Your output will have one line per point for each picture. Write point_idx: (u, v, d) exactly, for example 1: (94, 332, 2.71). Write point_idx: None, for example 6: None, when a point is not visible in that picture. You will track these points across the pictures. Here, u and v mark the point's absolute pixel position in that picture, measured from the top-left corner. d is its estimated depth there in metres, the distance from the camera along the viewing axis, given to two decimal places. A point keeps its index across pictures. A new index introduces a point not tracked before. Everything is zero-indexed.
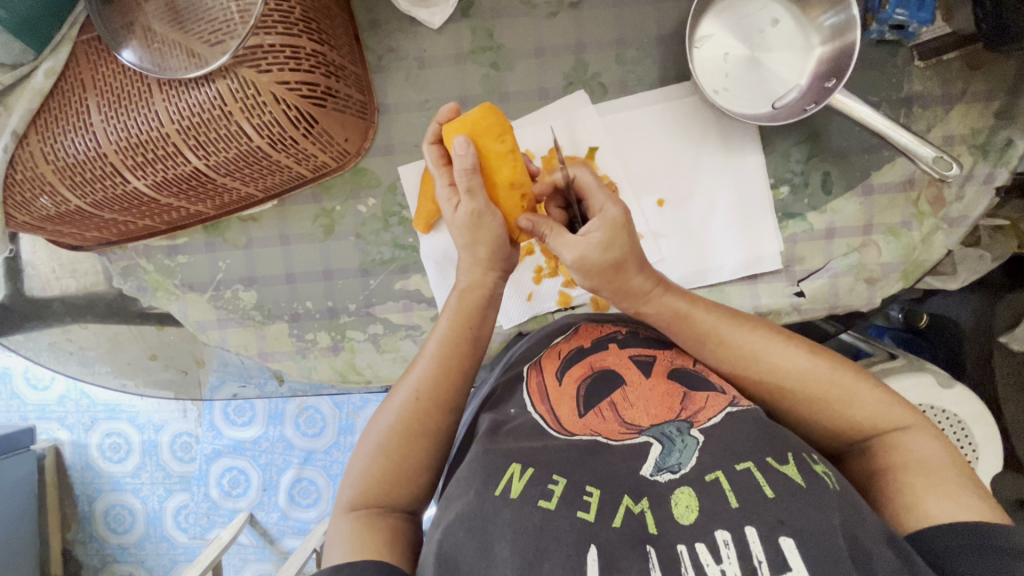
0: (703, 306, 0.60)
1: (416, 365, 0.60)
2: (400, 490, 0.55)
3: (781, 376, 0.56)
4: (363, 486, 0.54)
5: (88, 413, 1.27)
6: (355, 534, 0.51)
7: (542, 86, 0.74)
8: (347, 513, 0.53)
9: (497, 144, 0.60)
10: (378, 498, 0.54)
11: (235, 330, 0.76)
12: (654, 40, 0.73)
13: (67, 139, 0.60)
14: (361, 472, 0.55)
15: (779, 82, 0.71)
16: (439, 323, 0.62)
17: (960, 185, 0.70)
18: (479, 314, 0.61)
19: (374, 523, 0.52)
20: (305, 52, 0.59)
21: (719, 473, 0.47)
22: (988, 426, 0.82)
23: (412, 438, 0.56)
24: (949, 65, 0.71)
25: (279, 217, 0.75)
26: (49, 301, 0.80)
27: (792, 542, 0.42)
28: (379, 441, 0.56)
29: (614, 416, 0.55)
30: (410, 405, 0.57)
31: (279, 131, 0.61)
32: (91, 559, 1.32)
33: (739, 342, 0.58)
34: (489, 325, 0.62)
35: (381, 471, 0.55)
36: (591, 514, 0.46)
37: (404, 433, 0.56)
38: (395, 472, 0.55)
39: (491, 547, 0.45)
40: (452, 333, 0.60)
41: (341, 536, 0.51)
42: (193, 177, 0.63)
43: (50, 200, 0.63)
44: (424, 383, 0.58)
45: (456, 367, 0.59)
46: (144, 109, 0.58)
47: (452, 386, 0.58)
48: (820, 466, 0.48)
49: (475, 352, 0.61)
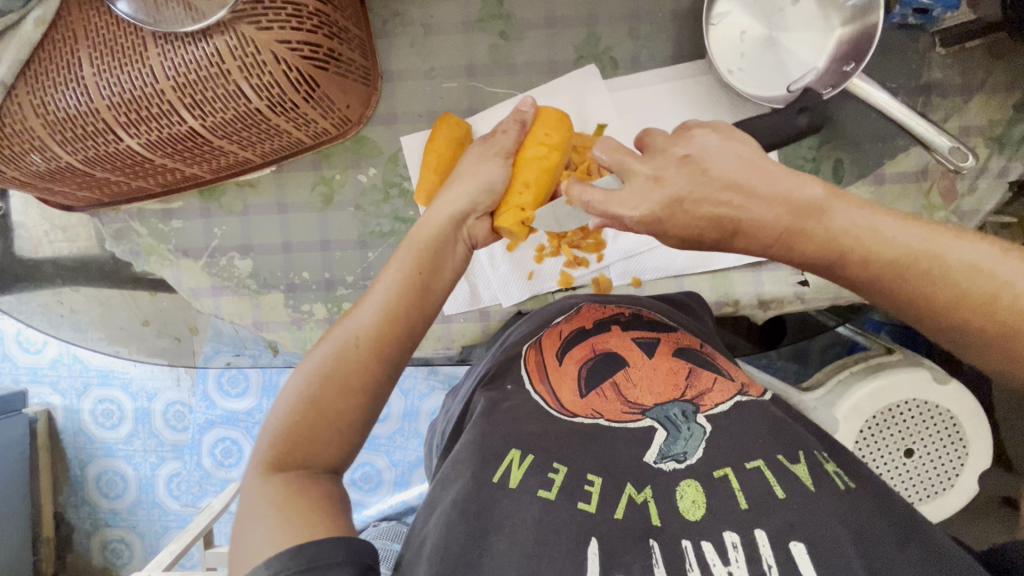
0: (827, 211, 0.44)
1: (356, 312, 0.51)
2: (332, 450, 0.47)
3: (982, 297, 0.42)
4: (286, 444, 0.46)
5: (81, 378, 1.26)
6: (281, 505, 0.43)
7: (552, 59, 0.72)
8: (270, 476, 0.45)
9: (543, 133, 0.62)
10: (306, 462, 0.46)
11: (230, 299, 0.75)
12: (669, 16, 0.71)
13: (60, 93, 0.57)
14: (285, 429, 0.46)
15: (797, 64, 0.69)
16: (389, 269, 0.53)
17: (973, 178, 0.69)
18: (433, 265, 0.54)
19: (304, 490, 0.44)
20: (309, 11, 0.57)
21: (727, 470, 0.47)
22: (981, 422, 0.77)
23: (348, 395, 0.48)
24: (970, 54, 0.68)
25: (277, 184, 0.73)
26: (40, 262, 0.78)
27: (804, 547, 0.41)
28: (307, 392, 0.47)
29: (616, 395, 0.54)
30: (349, 354, 0.48)
31: (279, 93, 0.59)
32: (84, 522, 1.32)
33: (911, 242, 0.43)
34: (443, 280, 0.55)
35: (311, 429, 0.46)
36: (592, 505, 0.46)
37: (340, 389, 0.47)
38: (323, 431, 0.47)
39: (487, 535, 0.45)
40: (404, 280, 0.52)
41: (269, 507, 0.43)
42: (189, 138, 0.61)
43: (41, 156, 0.61)
44: (367, 331, 0.49)
45: (405, 318, 0.51)
46: (139, 64, 0.56)
47: (399, 339, 0.50)
48: (833, 466, 0.48)
49: (426, 309, 0.53)
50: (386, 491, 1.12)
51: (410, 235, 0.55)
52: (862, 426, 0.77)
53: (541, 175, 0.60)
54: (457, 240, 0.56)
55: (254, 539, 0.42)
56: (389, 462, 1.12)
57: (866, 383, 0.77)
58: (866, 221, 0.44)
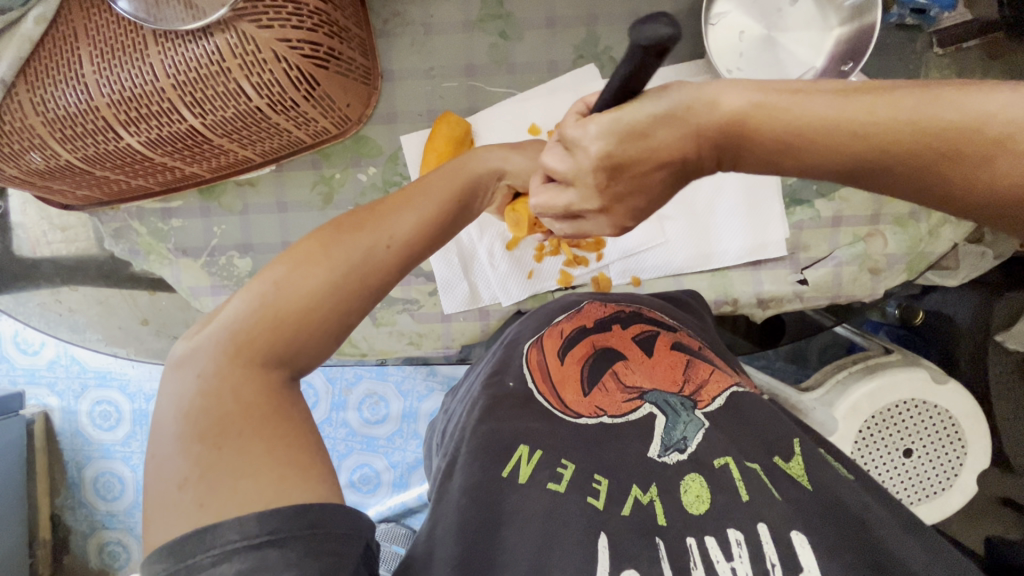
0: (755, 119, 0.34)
1: (387, 212, 0.45)
2: (319, 352, 0.41)
3: (996, 165, 0.32)
4: (265, 334, 0.38)
5: (78, 379, 1.25)
6: (269, 424, 0.37)
7: (551, 58, 0.72)
8: (235, 365, 0.37)
9: None
10: (292, 359, 0.40)
11: (229, 298, 0.75)
12: (668, 16, 0.71)
13: (60, 91, 0.57)
14: (279, 315, 0.38)
15: (795, 63, 0.68)
16: (416, 188, 0.49)
17: None
18: (457, 195, 0.51)
19: (286, 408, 0.38)
20: (309, 10, 0.57)
21: (728, 460, 0.47)
22: (981, 424, 0.78)
23: (357, 301, 0.42)
24: (967, 54, 0.69)
25: (277, 184, 0.73)
26: (39, 262, 0.78)
27: (803, 537, 0.42)
28: (324, 279, 0.40)
29: (616, 386, 0.54)
30: (383, 258, 0.43)
31: (279, 91, 0.59)
32: (80, 525, 1.32)
33: (867, 115, 0.33)
34: (460, 219, 0.52)
35: (310, 328, 0.40)
36: (600, 501, 0.46)
37: (352, 291, 0.41)
38: (308, 331, 0.40)
39: (497, 530, 0.45)
40: (438, 209, 0.48)
41: (252, 426, 0.36)
42: (189, 136, 0.61)
43: (41, 154, 0.61)
44: (400, 233, 0.44)
45: (430, 245, 0.47)
46: (138, 62, 0.56)
47: (416, 260, 0.46)
48: (834, 462, 0.50)
49: (444, 242, 0.49)
50: (384, 492, 1.12)
51: (438, 172, 0.53)
52: (861, 426, 0.76)
53: None
54: (478, 177, 0.54)
55: (223, 467, 0.34)
56: (387, 463, 1.12)
57: (864, 383, 0.77)
58: (805, 107, 0.34)
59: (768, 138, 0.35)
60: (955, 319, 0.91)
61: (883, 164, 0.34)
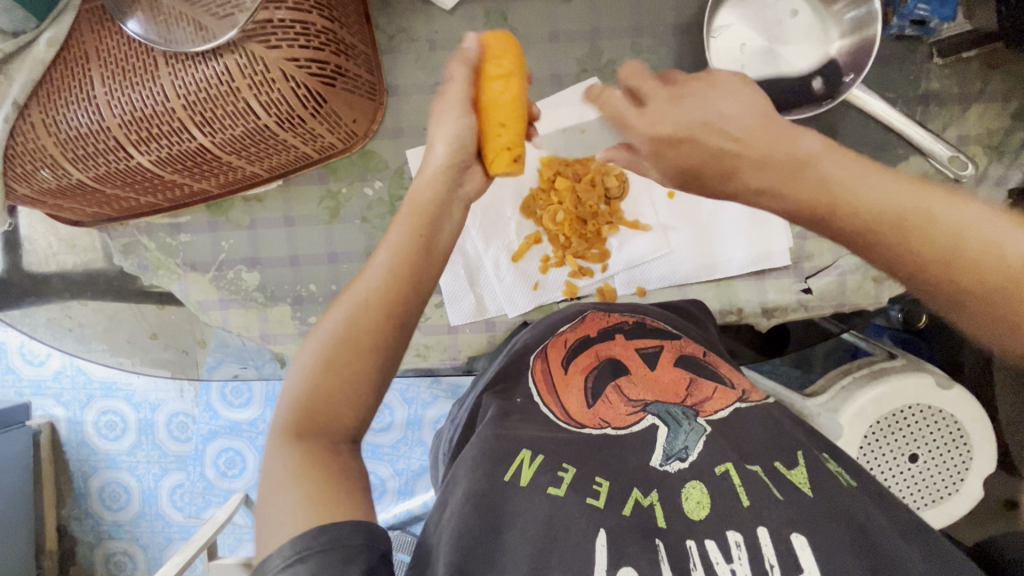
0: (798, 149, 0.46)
1: (360, 276, 0.48)
2: (347, 412, 0.46)
3: (935, 253, 0.42)
4: (300, 413, 0.45)
5: (84, 390, 1.26)
6: (303, 475, 0.43)
7: (554, 72, 0.73)
8: (281, 442, 0.45)
9: (493, 68, 0.53)
10: (324, 426, 0.45)
11: (238, 313, 0.76)
12: (670, 29, 0.72)
13: (72, 112, 0.58)
14: (299, 396, 0.45)
15: (795, 75, 0.69)
16: (389, 232, 0.49)
17: (973, 186, 0.70)
18: (437, 215, 0.50)
19: (324, 456, 0.45)
20: (316, 29, 0.58)
21: (729, 466, 0.47)
22: (985, 424, 0.78)
23: (357, 354, 0.45)
24: (968, 64, 0.70)
25: (283, 198, 0.74)
26: (48, 276, 0.78)
27: (804, 539, 0.42)
28: (320, 354, 0.45)
29: (619, 398, 0.55)
30: (353, 318, 0.46)
31: (287, 109, 0.59)
32: (87, 535, 1.32)
33: (879, 197, 0.43)
34: (447, 238, 0.51)
35: (324, 392, 0.45)
36: (600, 501, 0.46)
37: (348, 351, 0.45)
38: (333, 402, 0.45)
39: (499, 532, 0.45)
40: (406, 243, 0.48)
41: (289, 480, 0.43)
42: (198, 154, 0.62)
43: (51, 173, 0.62)
44: (374, 294, 0.46)
45: (411, 277, 0.47)
46: (149, 83, 0.57)
47: (406, 305, 0.47)
48: (834, 465, 0.50)
49: (433, 266, 0.49)
50: (390, 501, 1.12)
51: (408, 200, 0.51)
52: (867, 431, 0.76)
53: (507, 111, 0.52)
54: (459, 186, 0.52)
55: (278, 504, 0.43)
56: (393, 471, 1.12)
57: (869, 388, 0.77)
58: (826, 170, 0.45)
59: (810, 180, 0.45)
60: None
61: (871, 228, 0.43)
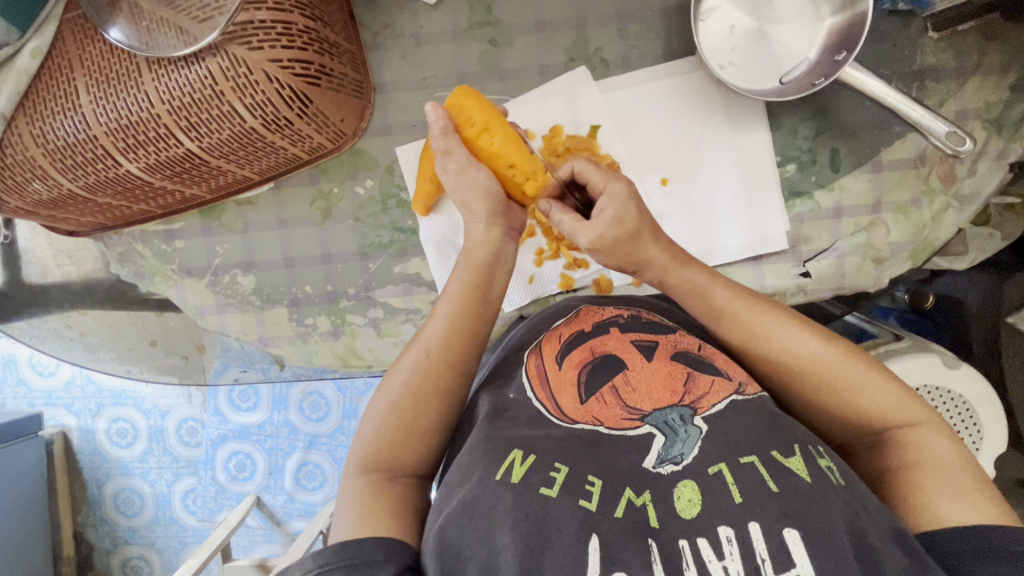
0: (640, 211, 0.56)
1: (426, 329, 0.58)
2: (406, 454, 0.53)
3: (727, 320, 0.57)
4: (376, 447, 0.53)
5: (94, 399, 1.27)
6: (354, 505, 0.49)
7: (542, 63, 0.72)
8: (358, 476, 0.52)
9: (469, 128, 0.62)
10: (387, 463, 0.52)
11: (234, 315, 0.76)
12: (658, 14, 0.71)
13: (58, 121, 0.58)
14: (372, 434, 0.53)
15: (787, 56, 0.68)
16: (448, 285, 0.60)
17: (972, 161, 0.69)
18: (489, 273, 0.61)
19: (383, 491, 0.51)
20: (298, 28, 0.57)
21: (721, 466, 0.46)
22: (995, 406, 0.77)
23: (424, 399, 0.54)
24: (964, 37, 0.68)
25: (276, 201, 0.74)
26: (48, 287, 0.79)
27: (797, 534, 0.42)
28: (392, 401, 0.55)
29: (615, 400, 0.54)
30: (421, 364, 0.56)
31: (273, 111, 0.59)
32: (102, 541, 1.34)
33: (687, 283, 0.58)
34: (497, 289, 0.61)
35: (393, 431, 0.53)
36: (592, 503, 0.46)
37: (416, 394, 0.55)
38: (409, 438, 0.53)
39: (491, 533, 0.45)
40: (463, 293, 0.59)
41: (347, 504, 0.50)
42: (187, 159, 0.62)
43: (42, 184, 0.62)
44: (436, 343, 0.57)
45: (469, 327, 0.58)
46: (133, 89, 0.57)
47: (466, 347, 0.57)
48: (824, 461, 0.48)
49: (487, 315, 0.60)
50: None
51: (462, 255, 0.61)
52: None
53: (511, 151, 0.61)
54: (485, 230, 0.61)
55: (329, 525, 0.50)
56: None
57: None
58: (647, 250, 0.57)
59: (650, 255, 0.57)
60: (964, 302, 0.89)
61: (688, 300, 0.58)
